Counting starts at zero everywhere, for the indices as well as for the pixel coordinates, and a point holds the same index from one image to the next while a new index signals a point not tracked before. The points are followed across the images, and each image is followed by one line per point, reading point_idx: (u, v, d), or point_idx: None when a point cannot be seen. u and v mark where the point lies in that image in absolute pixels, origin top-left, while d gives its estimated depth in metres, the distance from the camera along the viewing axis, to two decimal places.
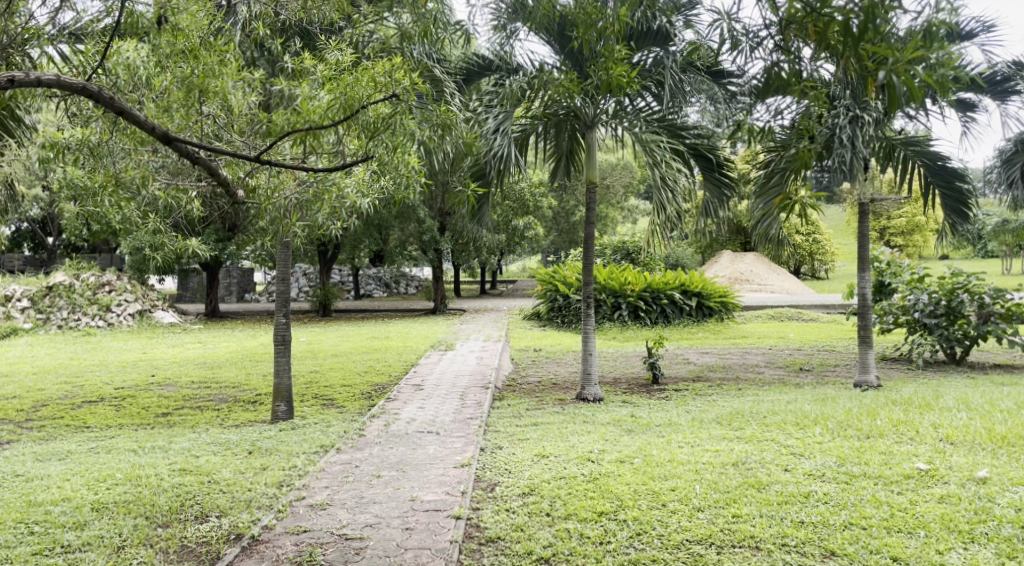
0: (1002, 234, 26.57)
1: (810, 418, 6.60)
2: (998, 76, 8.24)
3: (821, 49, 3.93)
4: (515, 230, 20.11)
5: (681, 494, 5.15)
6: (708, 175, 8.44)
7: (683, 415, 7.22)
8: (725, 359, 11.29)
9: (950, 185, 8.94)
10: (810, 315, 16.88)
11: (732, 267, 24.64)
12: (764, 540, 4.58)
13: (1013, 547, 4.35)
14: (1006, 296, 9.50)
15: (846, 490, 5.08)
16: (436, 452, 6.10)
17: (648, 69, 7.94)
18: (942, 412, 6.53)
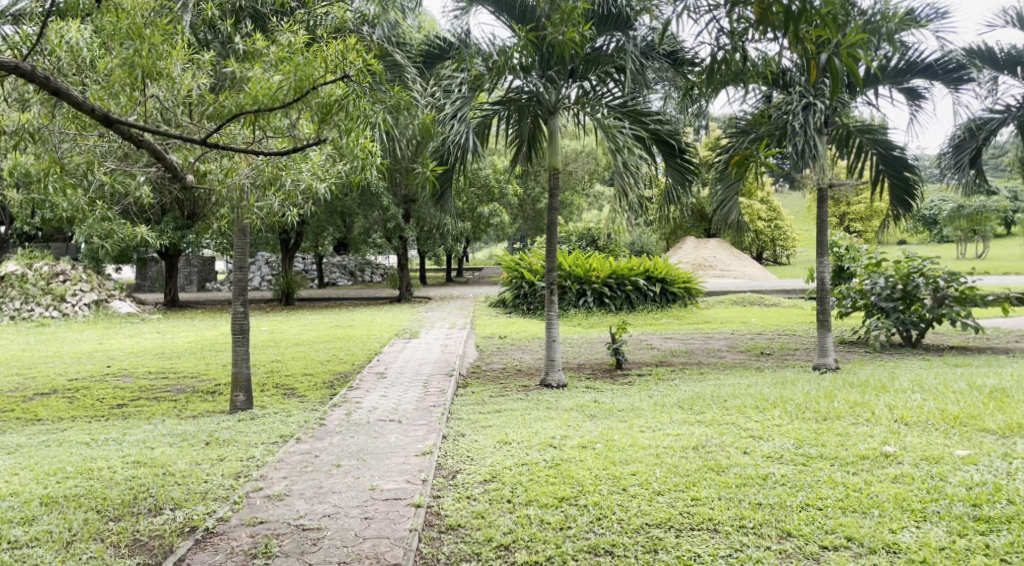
0: (959, 220, 27.08)
1: (770, 401, 6.66)
2: (950, 64, 8.34)
3: (771, 28, 3.92)
4: (482, 218, 19.92)
5: (641, 478, 5.17)
6: (671, 161, 8.43)
7: (645, 400, 7.24)
8: (689, 345, 11.35)
9: (903, 174, 9.06)
10: (773, 300, 17.11)
11: (697, 254, 24.82)
12: (722, 522, 4.60)
13: (964, 526, 4.41)
14: (961, 280, 9.67)
15: (803, 471, 5.13)
16: (397, 441, 6.06)
17: (610, 55, 8.02)
18: (896, 393, 6.63)
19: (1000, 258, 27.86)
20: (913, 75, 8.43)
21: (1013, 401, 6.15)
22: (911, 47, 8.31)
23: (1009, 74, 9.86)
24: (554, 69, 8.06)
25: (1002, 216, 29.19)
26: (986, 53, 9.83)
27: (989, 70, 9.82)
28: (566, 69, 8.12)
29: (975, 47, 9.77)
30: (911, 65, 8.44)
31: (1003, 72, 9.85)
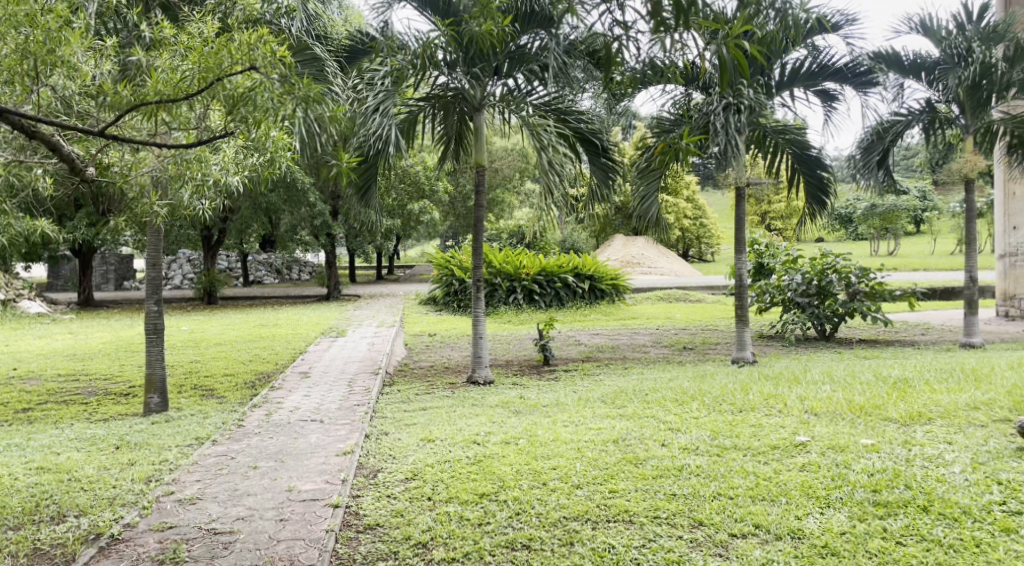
0: (871, 219, 28.16)
1: (689, 394, 6.79)
2: (859, 68, 8.65)
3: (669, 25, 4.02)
4: (411, 215, 19.78)
5: (561, 472, 5.21)
6: (594, 159, 8.53)
7: (569, 395, 7.30)
8: (615, 340, 11.48)
9: (817, 173, 9.32)
10: (697, 296, 17.46)
11: (625, 251, 25.13)
12: (638, 513, 4.68)
13: (864, 511, 4.56)
14: (871, 276, 10.08)
15: (717, 461, 5.24)
16: (318, 441, 5.98)
17: (534, 53, 7.92)
18: (807, 384, 6.83)
19: (911, 255, 28.98)
20: (825, 78, 8.70)
21: (915, 392, 6.39)
22: (822, 51, 8.58)
23: (913, 79, 10.24)
24: (479, 67, 7.97)
25: (912, 215, 30.39)
26: (891, 57, 10.17)
27: (894, 74, 10.19)
28: (491, 66, 8.05)
29: (881, 52, 10.11)
30: (822, 68, 8.71)
31: (907, 77, 10.23)
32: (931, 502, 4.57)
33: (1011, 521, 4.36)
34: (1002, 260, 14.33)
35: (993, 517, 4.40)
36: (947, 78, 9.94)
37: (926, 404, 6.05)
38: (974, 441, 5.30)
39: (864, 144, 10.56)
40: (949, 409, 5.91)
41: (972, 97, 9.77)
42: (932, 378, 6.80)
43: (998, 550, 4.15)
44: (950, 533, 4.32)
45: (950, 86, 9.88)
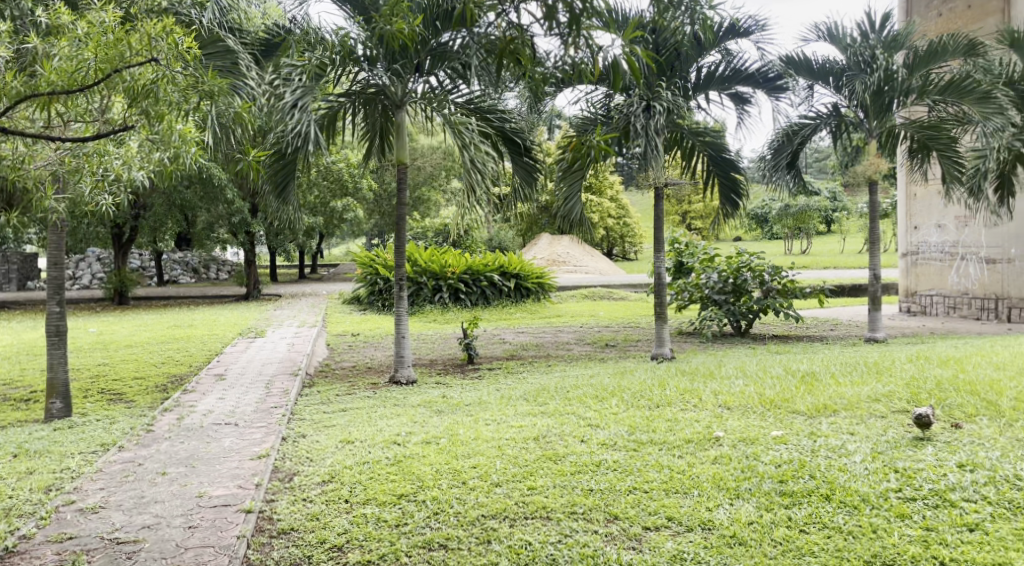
0: (786, 219, 29.03)
1: (609, 391, 6.86)
2: (770, 73, 8.96)
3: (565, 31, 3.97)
4: (334, 213, 19.50)
5: (481, 470, 5.19)
6: (516, 159, 8.55)
7: (492, 393, 7.29)
8: (540, 338, 11.53)
9: (731, 174, 9.52)
10: (620, 294, 17.67)
11: (550, 250, 25.29)
12: (555, 510, 4.69)
13: (771, 501, 4.67)
14: (783, 273, 10.42)
15: (633, 456, 5.31)
16: (231, 445, 5.84)
17: (454, 52, 7.87)
18: (722, 379, 6.98)
19: (822, 254, 29.99)
20: (739, 82, 8.93)
21: (821, 385, 6.59)
22: (735, 56, 8.82)
23: (821, 84, 10.54)
24: (400, 64, 7.88)
25: (823, 215, 31.47)
26: (801, 63, 10.45)
27: (804, 79, 10.46)
28: (412, 63, 7.96)
29: (791, 57, 10.38)
30: (736, 72, 8.94)
31: (816, 82, 10.52)
32: (834, 491, 4.71)
33: (906, 507, 4.51)
34: (905, 258, 14.97)
35: (889, 504, 4.55)
36: (852, 84, 10.28)
37: (831, 396, 6.24)
38: (874, 431, 5.48)
39: (775, 146, 10.86)
40: (852, 401, 6.11)
41: (876, 102, 10.19)
42: (837, 371, 7.03)
43: (893, 535, 4.29)
44: (850, 520, 4.45)
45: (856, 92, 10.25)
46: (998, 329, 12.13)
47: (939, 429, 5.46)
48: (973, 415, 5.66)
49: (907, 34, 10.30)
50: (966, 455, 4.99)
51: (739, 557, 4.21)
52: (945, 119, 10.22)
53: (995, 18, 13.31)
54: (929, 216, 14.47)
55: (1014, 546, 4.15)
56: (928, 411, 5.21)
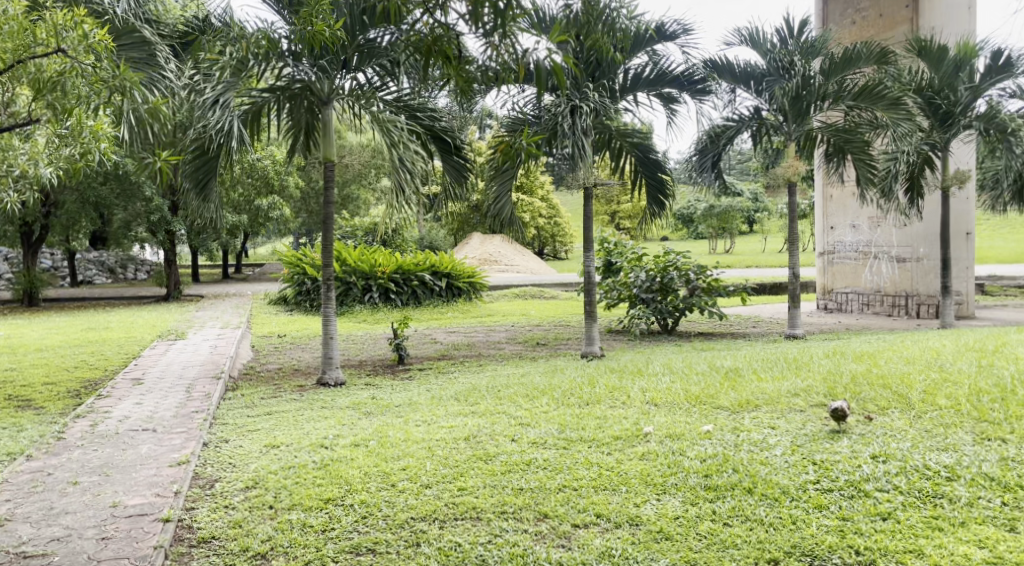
0: (711, 219, 29.62)
1: (540, 389, 6.84)
2: (694, 75, 9.09)
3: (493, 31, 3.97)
4: (259, 211, 19.14)
5: (410, 473, 5.10)
6: (446, 158, 8.45)
7: (423, 394, 7.19)
8: (471, 337, 11.46)
9: (658, 174, 9.61)
10: (552, 292, 17.73)
11: (481, 249, 25.24)
12: (485, 510, 4.64)
13: (697, 495, 4.71)
14: (708, 272, 10.57)
15: (563, 454, 5.29)
16: (149, 451, 5.63)
17: (383, 49, 7.78)
18: (650, 376, 7.03)
19: (745, 253, 30.66)
20: (664, 84, 9.02)
21: (744, 380, 6.69)
22: (661, 58, 8.89)
23: (743, 87, 10.75)
24: (326, 59, 7.73)
25: (746, 215, 32.18)
26: (723, 67, 10.65)
27: (727, 82, 10.67)
28: (339, 59, 7.83)
29: (714, 60, 10.57)
30: (662, 74, 9.02)
31: (738, 85, 10.73)
32: (756, 484, 4.77)
33: (824, 498, 4.60)
34: (822, 257, 15.33)
35: (808, 495, 4.63)
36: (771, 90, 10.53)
37: (754, 391, 6.34)
38: (794, 425, 5.58)
39: (700, 148, 11.03)
40: (773, 396, 6.21)
41: (795, 106, 10.44)
42: (759, 367, 7.16)
43: (812, 526, 4.36)
44: (771, 512, 4.51)
45: (775, 97, 10.51)
46: (908, 325, 12.52)
47: (853, 422, 5.58)
48: (885, 408, 5.79)
49: (823, 40, 10.57)
50: (879, 446, 5.09)
51: (665, 552, 4.22)
52: (860, 123, 10.54)
53: (904, 27, 13.74)
54: (843, 217, 14.90)
55: (922, 533, 4.26)
56: (844, 404, 5.32)
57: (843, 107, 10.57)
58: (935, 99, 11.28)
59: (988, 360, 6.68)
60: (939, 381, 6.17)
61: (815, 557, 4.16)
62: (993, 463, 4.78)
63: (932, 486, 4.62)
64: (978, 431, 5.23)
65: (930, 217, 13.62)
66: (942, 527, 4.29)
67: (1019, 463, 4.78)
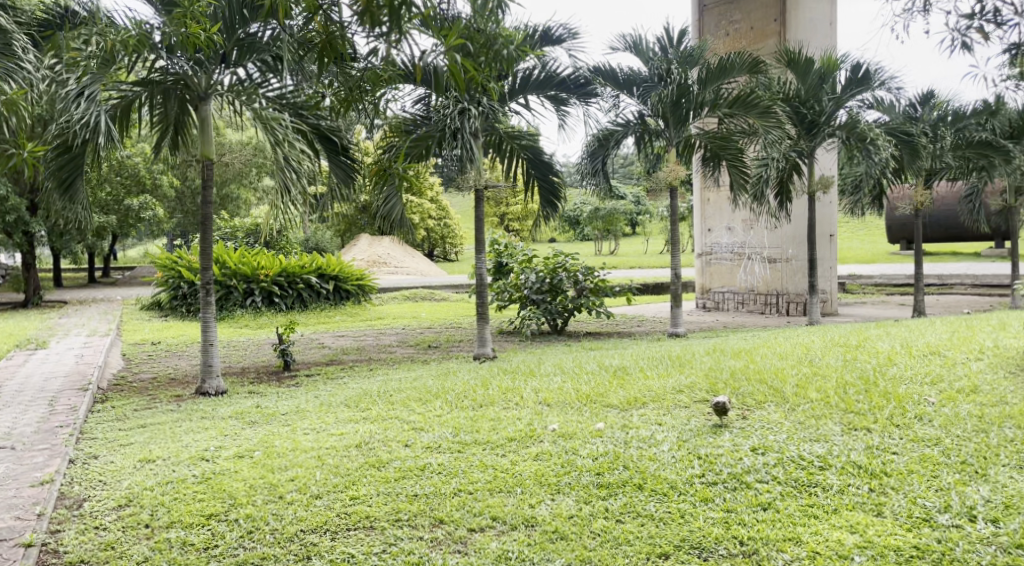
0: (596, 221, 30.15)
1: (432, 393, 6.69)
2: (580, 79, 9.16)
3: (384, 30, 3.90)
4: (130, 211, 18.20)
5: (299, 483, 4.88)
6: (333, 158, 8.22)
7: (310, 401, 6.94)
8: (360, 341, 11.19)
9: (550, 177, 9.63)
10: (442, 294, 17.60)
11: (369, 250, 24.83)
12: (378, 519, 4.48)
13: (590, 493, 4.68)
14: (595, 273, 10.72)
15: (457, 458, 5.18)
16: (7, 471, 5.20)
17: (265, 44, 7.48)
18: (542, 377, 6.99)
19: (629, 254, 31.32)
20: (552, 87, 9.03)
21: (632, 378, 6.75)
22: (549, 61, 8.90)
23: (627, 93, 10.90)
24: (203, 54, 7.38)
25: (629, 217, 32.91)
26: (608, 72, 10.78)
27: (611, 88, 10.80)
28: (217, 54, 7.48)
29: (599, 66, 10.68)
30: (550, 77, 9.03)
31: (622, 91, 10.87)
32: (646, 479, 4.79)
33: (709, 491, 4.65)
34: (700, 258, 15.75)
35: (695, 489, 4.68)
36: (651, 97, 10.73)
37: (641, 389, 6.40)
38: (680, 421, 5.65)
39: (588, 151, 11.12)
40: (659, 393, 6.27)
41: (675, 113, 10.72)
42: (645, 365, 7.25)
43: (699, 519, 4.40)
44: (661, 507, 4.53)
45: (653, 105, 10.73)
46: (779, 322, 12.97)
47: (732, 416, 5.69)
48: (762, 402, 5.94)
49: (701, 50, 10.86)
50: (758, 439, 5.20)
51: (561, 552, 4.17)
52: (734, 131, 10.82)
53: (774, 40, 14.32)
54: (720, 220, 15.33)
55: (800, 520, 4.34)
56: (726, 398, 5.42)
57: (720, 114, 10.87)
58: (801, 109, 11.72)
59: (854, 354, 6.96)
60: (809, 375, 6.38)
61: (702, 549, 4.19)
62: (861, 452, 4.94)
63: (807, 476, 4.73)
64: (846, 422, 5.41)
65: (798, 219, 14.22)
66: (817, 515, 4.38)
67: (882, 451, 4.95)
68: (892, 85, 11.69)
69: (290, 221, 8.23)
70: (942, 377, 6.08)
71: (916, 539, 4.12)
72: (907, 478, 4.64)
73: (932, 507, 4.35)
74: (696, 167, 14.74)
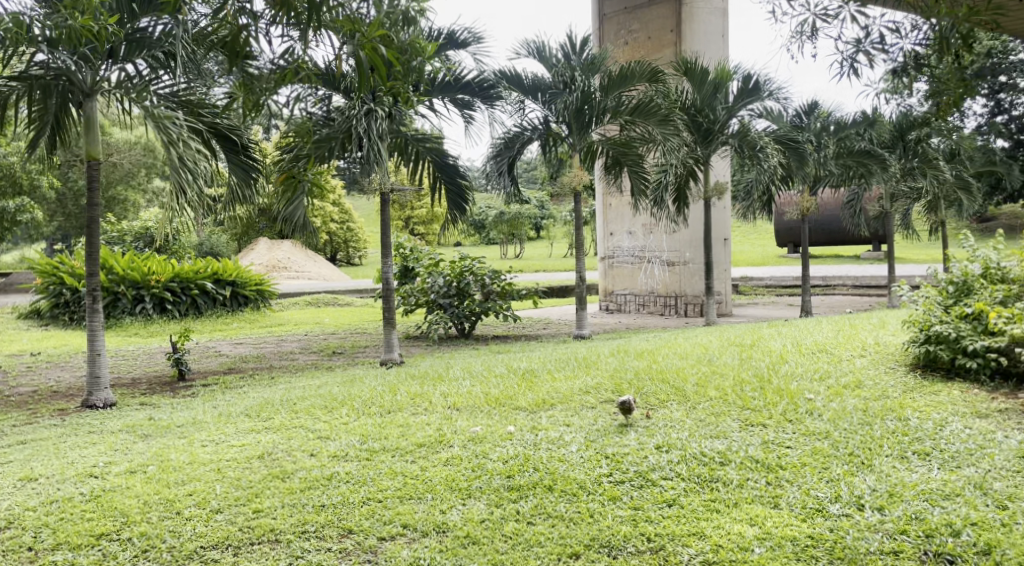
0: (501, 225, 30.28)
1: (338, 400, 6.57)
2: (484, 83, 9.20)
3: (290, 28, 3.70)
4: (6, 214, 17.24)
5: (198, 497, 4.71)
6: (233, 157, 7.98)
7: (208, 412, 6.71)
8: (260, 349, 10.90)
9: (457, 180, 9.60)
10: (346, 299, 17.32)
11: (268, 255, 24.23)
12: (284, 531, 4.37)
13: (501, 496, 4.67)
14: (502, 277, 10.74)
15: (365, 466, 5.09)
16: None
17: (156, 39, 7.21)
18: (450, 381, 6.95)
19: (533, 258, 31.50)
20: (457, 90, 9.03)
21: (540, 381, 6.77)
22: (454, 65, 8.90)
23: (531, 98, 10.95)
24: (89, 48, 7.04)
25: (532, 221, 33.12)
26: (512, 77, 10.80)
27: (515, 93, 10.83)
28: (104, 49, 7.15)
29: (503, 71, 10.70)
30: (455, 81, 9.03)
31: (526, 96, 10.92)
32: (555, 481, 4.80)
33: (617, 490, 4.70)
34: (603, 262, 16.00)
35: (603, 488, 4.72)
36: (556, 102, 10.83)
37: (550, 391, 6.43)
38: (587, 422, 5.70)
39: (493, 155, 11.13)
40: (567, 394, 6.32)
41: (578, 119, 10.84)
42: (553, 367, 7.29)
43: (608, 517, 4.44)
44: (570, 507, 4.56)
45: (558, 110, 10.82)
46: (678, 323, 13.25)
47: (637, 416, 5.77)
48: (665, 401, 6.05)
49: (603, 57, 11.03)
50: (663, 437, 5.30)
51: (472, 557, 4.15)
52: (635, 138, 11.04)
53: (670, 50, 14.66)
54: (621, 224, 15.62)
55: (703, 515, 4.42)
56: (631, 397, 5.49)
57: (621, 121, 11.06)
58: (697, 117, 12.04)
59: (750, 353, 7.18)
60: (710, 373, 6.55)
61: (611, 548, 4.22)
62: (757, 446, 5.09)
63: (709, 471, 4.83)
64: (743, 418, 5.56)
65: (695, 223, 14.61)
66: (719, 509, 4.47)
67: (778, 445, 5.12)
68: (781, 96, 12.10)
69: (184, 228, 7.67)
70: (830, 373, 6.32)
71: (810, 529, 4.23)
72: (801, 471, 4.79)
73: (824, 498, 4.49)
74: (598, 172, 14.94)
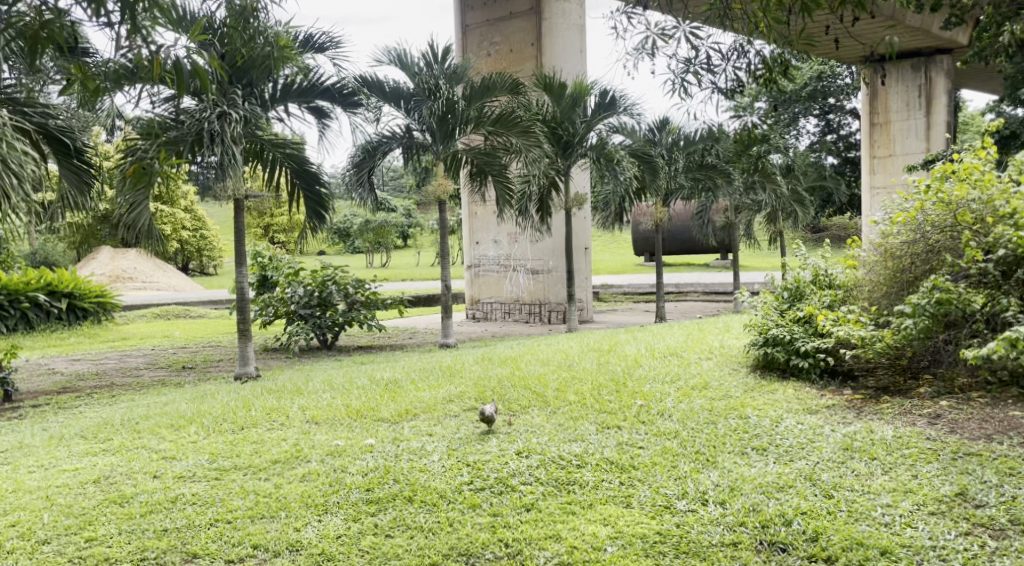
0: (366, 233, 29.94)
1: (186, 418, 6.32)
2: (344, 89, 9.12)
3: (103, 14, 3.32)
4: None
5: (22, 528, 4.45)
6: (63, 161, 7.59)
7: (37, 435, 6.31)
8: (100, 365, 10.34)
9: (315, 187, 9.44)
10: (200, 311, 16.66)
11: (113, 265, 23.00)
12: (120, 559, 4.17)
13: (358, 511, 4.63)
14: (365, 287, 10.66)
15: (214, 486, 4.93)
16: None
17: None
18: (308, 394, 6.83)
19: (398, 266, 31.27)
20: (316, 95, 8.96)
21: (402, 391, 6.74)
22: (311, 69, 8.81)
23: (392, 106, 10.92)
24: None
25: (398, 229, 32.87)
26: (374, 84, 10.74)
27: (377, 100, 10.76)
28: None
29: (364, 77, 10.63)
30: (313, 86, 8.95)
31: (387, 103, 10.88)
32: (415, 492, 4.80)
33: (477, 497, 4.75)
34: (469, 270, 16.10)
35: (462, 496, 4.76)
36: (419, 110, 10.83)
37: (412, 401, 6.42)
38: (449, 430, 5.73)
39: (354, 162, 11.02)
40: (430, 404, 6.34)
41: (441, 128, 10.88)
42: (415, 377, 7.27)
43: (466, 525, 4.48)
44: (429, 517, 4.57)
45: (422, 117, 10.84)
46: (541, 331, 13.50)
47: (499, 423, 5.84)
48: (525, 407, 6.15)
49: (464, 67, 11.14)
50: (522, 443, 5.40)
51: None
52: (497, 147, 11.21)
53: (531, 64, 14.93)
54: (486, 233, 15.79)
55: (560, 518, 4.53)
56: (492, 407, 5.56)
57: (483, 130, 11.18)
58: (557, 128, 12.33)
59: (606, 358, 7.39)
60: (568, 378, 6.72)
61: (469, 555, 4.26)
62: (612, 448, 5.27)
63: (566, 474, 4.96)
64: (599, 421, 5.73)
65: (556, 232, 14.93)
66: (575, 511, 4.59)
67: (631, 446, 5.30)
68: (635, 109, 12.57)
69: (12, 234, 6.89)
70: (679, 376, 6.61)
71: (658, 525, 4.41)
72: (651, 470, 4.98)
73: (672, 495, 4.69)
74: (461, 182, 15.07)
